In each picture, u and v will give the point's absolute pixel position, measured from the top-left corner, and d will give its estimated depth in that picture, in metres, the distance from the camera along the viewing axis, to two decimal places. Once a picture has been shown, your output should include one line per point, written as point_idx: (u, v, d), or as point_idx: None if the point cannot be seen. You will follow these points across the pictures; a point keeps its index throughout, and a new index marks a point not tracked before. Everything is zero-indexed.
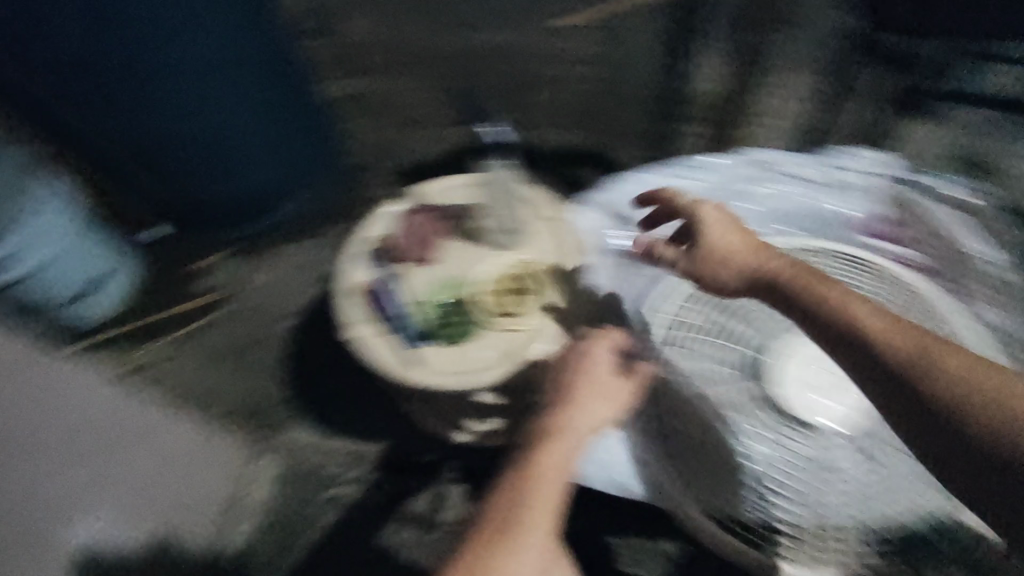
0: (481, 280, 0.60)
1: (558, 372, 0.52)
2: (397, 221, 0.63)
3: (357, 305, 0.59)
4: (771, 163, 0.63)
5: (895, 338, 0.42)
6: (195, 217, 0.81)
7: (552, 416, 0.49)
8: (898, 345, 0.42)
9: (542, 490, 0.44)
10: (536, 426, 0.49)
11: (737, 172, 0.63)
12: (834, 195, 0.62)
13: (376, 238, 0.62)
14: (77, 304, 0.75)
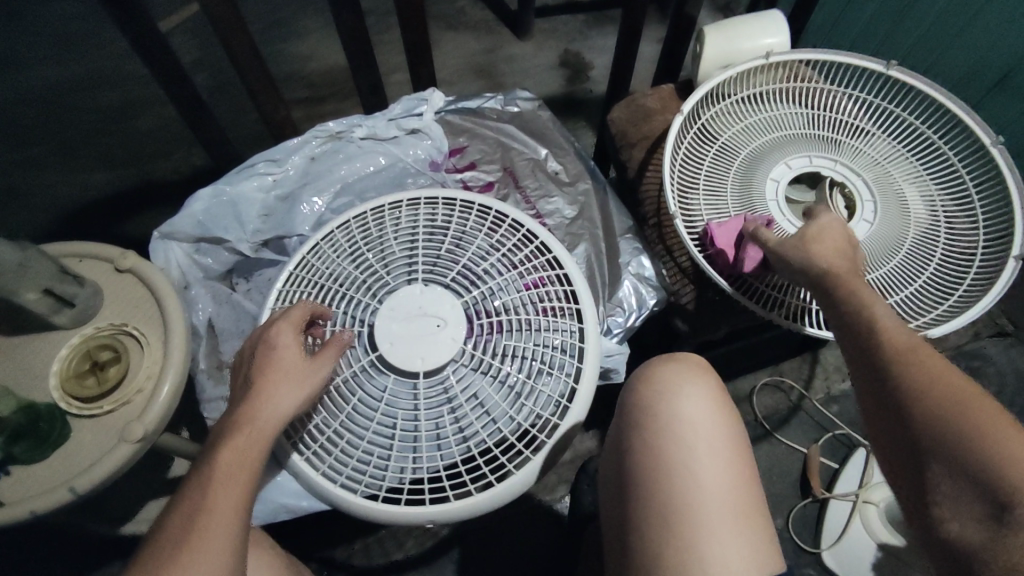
0: (418, 311, 0.68)
1: (644, 419, 0.60)
2: (399, 210, 0.75)
3: (324, 268, 0.72)
4: (791, 166, 0.79)
5: (928, 380, 0.55)
6: (226, 215, 0.78)
7: (676, 431, 0.58)
8: (929, 388, 0.55)
9: (677, 508, 0.55)
10: (648, 441, 0.59)
11: (763, 158, 0.79)
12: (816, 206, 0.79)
13: (376, 214, 0.76)
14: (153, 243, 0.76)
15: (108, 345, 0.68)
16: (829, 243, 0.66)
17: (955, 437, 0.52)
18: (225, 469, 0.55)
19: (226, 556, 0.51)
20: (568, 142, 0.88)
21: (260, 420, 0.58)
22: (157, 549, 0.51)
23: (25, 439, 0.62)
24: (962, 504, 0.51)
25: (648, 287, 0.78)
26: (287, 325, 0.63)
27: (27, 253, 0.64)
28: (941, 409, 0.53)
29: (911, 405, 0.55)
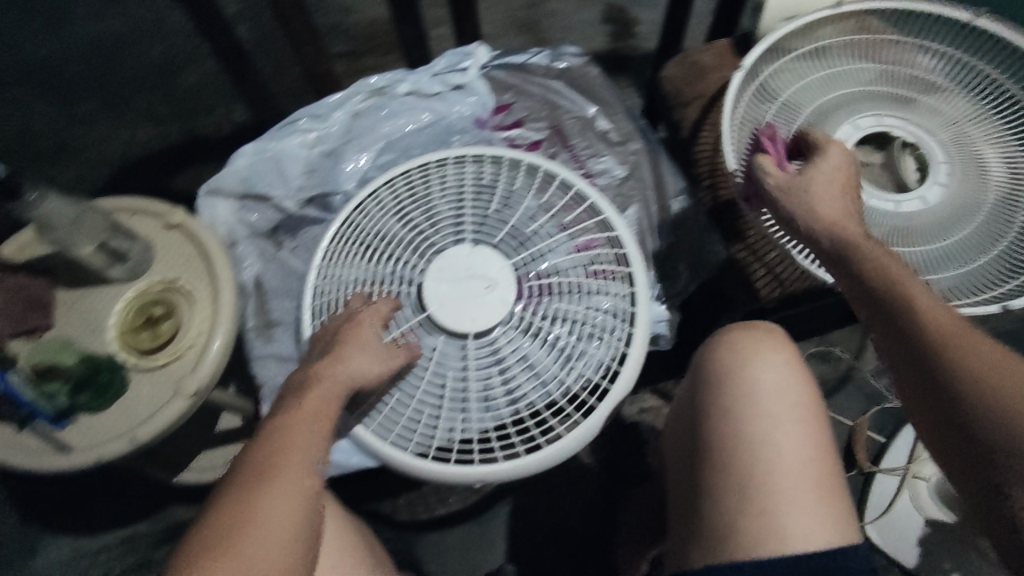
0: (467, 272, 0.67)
1: (724, 378, 0.59)
2: (446, 168, 0.73)
3: (371, 227, 0.71)
4: (857, 127, 0.74)
5: (994, 374, 0.52)
6: (270, 172, 0.77)
7: (759, 393, 0.57)
8: (996, 383, 0.51)
9: (764, 470, 0.54)
10: (732, 398, 0.57)
11: (827, 119, 0.74)
12: (885, 169, 0.74)
13: (423, 173, 0.73)
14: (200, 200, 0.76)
15: (161, 300, 0.69)
16: (829, 204, 0.64)
17: (991, 390, 0.51)
18: (301, 415, 0.56)
19: (303, 496, 0.52)
20: (618, 99, 0.84)
21: (330, 377, 0.59)
22: (236, 489, 0.51)
23: (88, 389, 0.64)
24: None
25: (698, 251, 0.78)
26: (363, 308, 0.64)
27: (82, 209, 0.65)
28: (1010, 407, 0.50)
29: (973, 405, 0.52)
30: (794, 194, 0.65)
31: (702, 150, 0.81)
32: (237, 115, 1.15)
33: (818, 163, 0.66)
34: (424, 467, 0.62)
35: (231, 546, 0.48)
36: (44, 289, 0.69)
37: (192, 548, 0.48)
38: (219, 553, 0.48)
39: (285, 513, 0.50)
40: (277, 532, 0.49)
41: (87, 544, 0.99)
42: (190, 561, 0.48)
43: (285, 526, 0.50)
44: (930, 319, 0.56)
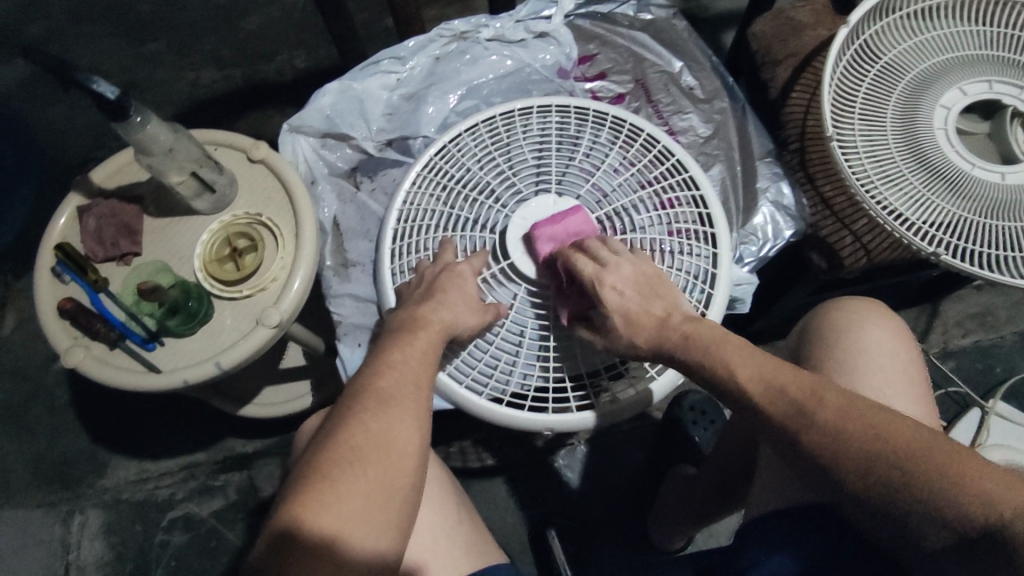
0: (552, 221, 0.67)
1: (827, 345, 0.64)
2: (531, 116, 0.72)
3: (454, 171, 0.71)
4: (968, 92, 0.70)
5: (854, 429, 0.47)
6: (353, 113, 0.77)
7: (863, 360, 0.61)
8: (858, 440, 0.46)
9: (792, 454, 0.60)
10: (831, 364, 0.62)
11: (939, 82, 0.71)
12: (995, 139, 0.70)
13: (507, 121, 0.72)
14: (285, 136, 0.76)
15: (246, 233, 0.70)
16: (649, 305, 0.59)
17: (906, 451, 0.45)
18: (409, 349, 0.56)
19: (419, 418, 0.52)
20: (706, 55, 0.81)
21: (434, 321, 0.59)
22: (359, 410, 0.51)
23: (179, 314, 0.66)
24: (938, 530, 0.45)
25: (786, 215, 0.76)
26: (456, 261, 0.64)
27: (179, 136, 0.65)
28: (876, 459, 0.46)
29: (850, 455, 0.47)
30: (631, 300, 0.59)
31: (791, 113, 0.77)
32: (299, 62, 1.14)
33: (608, 267, 0.60)
34: (499, 412, 0.63)
35: (354, 466, 0.48)
36: (134, 215, 0.71)
37: (312, 458, 0.48)
38: (343, 470, 0.47)
39: (405, 443, 0.50)
40: (396, 460, 0.49)
41: (151, 469, 1.02)
42: (313, 474, 0.47)
43: (405, 455, 0.50)
44: (727, 387, 0.52)
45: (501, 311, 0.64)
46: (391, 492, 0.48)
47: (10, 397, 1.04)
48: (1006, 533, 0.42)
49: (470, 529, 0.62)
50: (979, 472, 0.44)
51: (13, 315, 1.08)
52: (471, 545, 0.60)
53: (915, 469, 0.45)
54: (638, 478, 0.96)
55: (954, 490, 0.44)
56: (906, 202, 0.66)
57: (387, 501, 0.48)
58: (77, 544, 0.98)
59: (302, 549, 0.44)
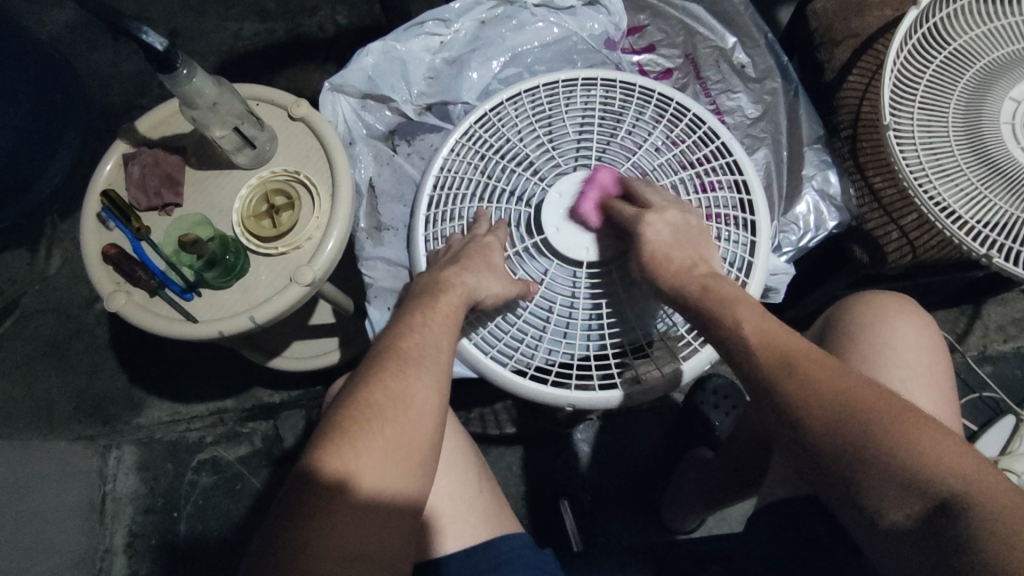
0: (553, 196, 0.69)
1: (852, 342, 0.62)
2: (576, 89, 0.71)
3: (494, 140, 0.70)
4: None
5: (843, 388, 0.48)
6: (395, 77, 0.77)
7: (889, 358, 0.60)
8: (828, 399, 0.47)
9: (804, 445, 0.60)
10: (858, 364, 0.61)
11: (1011, 74, 0.66)
12: None
13: (550, 91, 0.71)
14: (327, 94, 0.76)
15: (284, 190, 0.71)
16: (679, 251, 0.61)
17: (888, 424, 0.45)
18: (429, 315, 0.57)
19: (437, 383, 0.53)
20: (762, 31, 0.77)
21: (456, 288, 0.59)
22: (379, 369, 0.52)
23: (217, 267, 0.68)
24: (890, 498, 0.44)
25: (831, 206, 0.74)
26: (486, 233, 0.65)
27: (223, 90, 0.66)
28: (847, 420, 0.46)
29: (825, 424, 0.47)
30: (662, 245, 0.61)
31: (847, 97, 0.74)
32: (341, 17, 1.14)
33: (654, 211, 0.63)
34: (525, 385, 0.63)
35: (373, 422, 0.49)
36: (176, 166, 0.72)
37: (332, 417, 0.49)
38: (363, 426, 0.48)
39: (424, 403, 0.51)
40: (416, 419, 0.50)
41: (183, 412, 1.06)
42: (335, 428, 0.48)
43: (424, 415, 0.51)
44: (731, 339, 0.54)
45: (529, 289, 0.64)
46: (411, 450, 0.49)
47: (55, 332, 1.09)
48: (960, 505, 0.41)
49: (488, 499, 0.63)
50: (945, 451, 0.44)
51: (58, 255, 1.11)
52: (488, 512, 0.62)
53: (892, 442, 0.45)
54: (655, 457, 0.97)
55: (911, 466, 0.43)
56: (957, 199, 0.64)
57: (407, 457, 0.49)
58: (113, 477, 1.04)
59: (326, 494, 0.45)
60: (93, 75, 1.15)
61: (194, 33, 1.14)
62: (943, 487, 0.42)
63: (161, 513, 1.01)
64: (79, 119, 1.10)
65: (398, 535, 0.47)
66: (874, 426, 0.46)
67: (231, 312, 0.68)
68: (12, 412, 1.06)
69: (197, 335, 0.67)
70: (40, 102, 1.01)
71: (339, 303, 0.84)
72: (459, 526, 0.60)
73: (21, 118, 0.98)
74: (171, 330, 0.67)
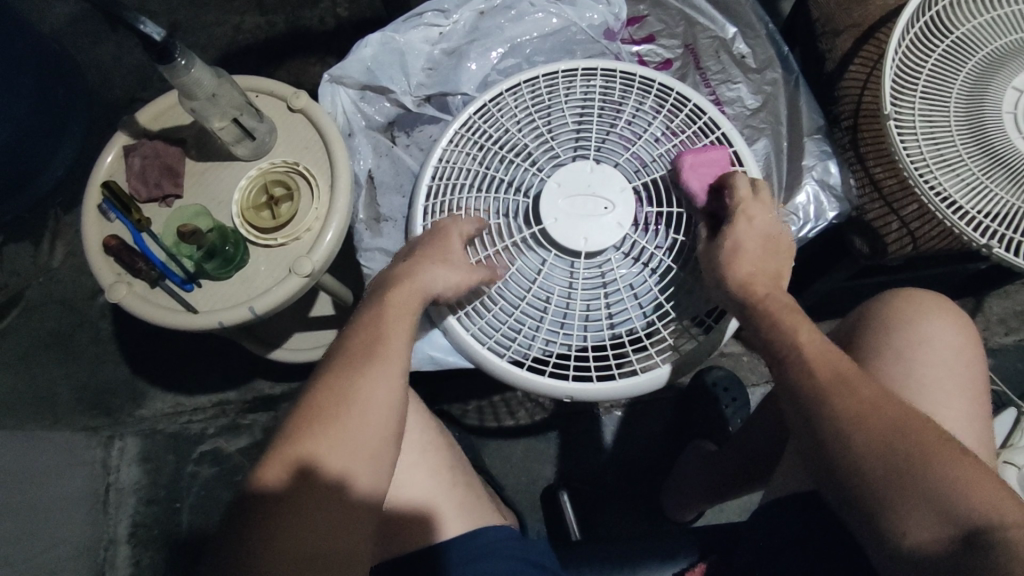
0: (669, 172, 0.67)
1: (900, 336, 0.61)
2: (576, 79, 0.71)
3: (494, 130, 0.70)
4: None
5: (890, 409, 0.50)
6: (395, 68, 0.77)
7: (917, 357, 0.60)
8: (881, 417, 0.50)
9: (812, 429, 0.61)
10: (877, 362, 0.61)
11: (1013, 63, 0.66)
12: None
13: (550, 82, 0.71)
14: (328, 86, 0.76)
15: (283, 181, 0.71)
16: (752, 261, 0.60)
17: (929, 447, 0.48)
18: (391, 310, 0.57)
19: (394, 380, 0.53)
20: (763, 21, 0.77)
21: (418, 281, 0.59)
22: (336, 368, 0.53)
23: (216, 258, 0.68)
24: (921, 524, 0.47)
25: (831, 196, 0.73)
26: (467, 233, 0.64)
27: (222, 82, 0.66)
28: (895, 445, 0.48)
29: (866, 437, 0.49)
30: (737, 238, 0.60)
31: (847, 87, 0.74)
32: (342, 10, 1.14)
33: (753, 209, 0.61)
34: (522, 375, 0.64)
35: (326, 423, 0.50)
36: (176, 157, 0.72)
37: (291, 416, 0.51)
38: (315, 428, 0.49)
39: (379, 398, 0.52)
40: (370, 419, 0.51)
41: (185, 403, 1.07)
42: (290, 429, 0.50)
43: (378, 411, 0.51)
44: (778, 349, 0.55)
45: (498, 277, 0.64)
46: (364, 445, 0.50)
47: (59, 324, 1.10)
48: (989, 536, 0.44)
49: (464, 494, 0.63)
50: (987, 483, 0.46)
51: (61, 247, 1.12)
52: (470, 509, 0.63)
53: (929, 468, 0.47)
54: (656, 450, 0.97)
55: (954, 492, 0.46)
56: (959, 191, 0.63)
57: (360, 457, 0.50)
58: (116, 467, 1.04)
59: (286, 490, 0.47)
60: (95, 67, 1.15)
61: (196, 26, 1.14)
62: (980, 516, 0.45)
63: (163, 504, 1.02)
64: (80, 112, 1.10)
65: (347, 534, 0.48)
66: (912, 448, 0.48)
67: (229, 304, 0.68)
68: (16, 403, 1.07)
69: (195, 325, 0.67)
70: (44, 95, 1.02)
71: (339, 294, 0.85)
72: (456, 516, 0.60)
73: (23, 110, 0.98)
74: (171, 321, 0.67)
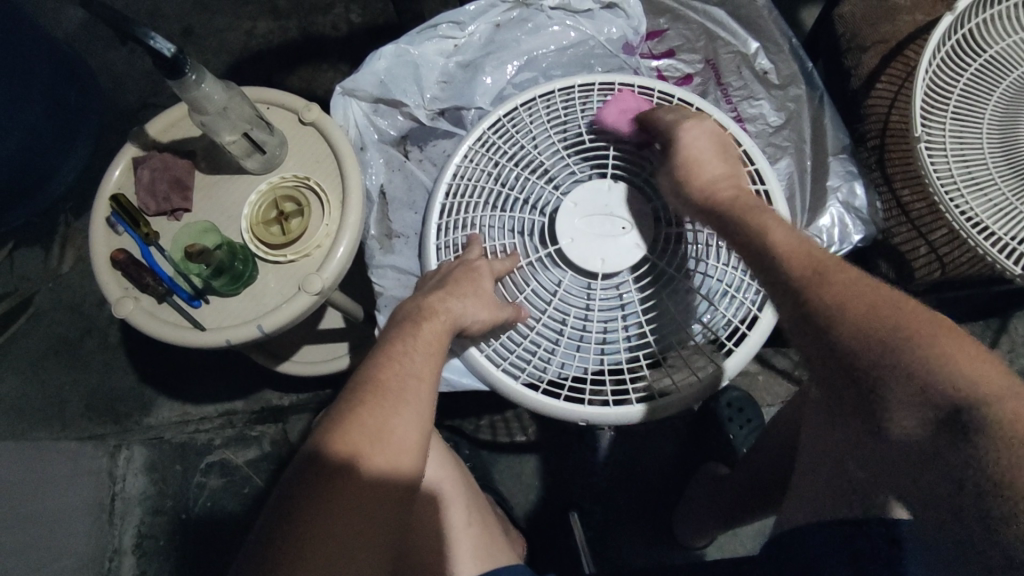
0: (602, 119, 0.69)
1: None
2: (593, 94, 0.69)
3: (510, 146, 0.68)
4: None
5: (879, 308, 0.46)
6: (409, 80, 0.75)
7: None
8: (863, 316, 0.45)
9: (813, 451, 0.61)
10: None
11: None
12: None
13: (566, 97, 0.69)
14: (340, 97, 0.74)
15: (293, 196, 0.70)
16: (712, 164, 0.60)
17: (898, 329, 0.44)
18: (414, 344, 0.54)
19: (420, 418, 0.50)
20: (786, 35, 0.74)
21: (440, 315, 0.57)
22: (356, 405, 0.49)
23: (225, 274, 0.66)
24: (908, 414, 0.43)
25: (857, 219, 0.71)
26: (477, 258, 0.63)
27: (232, 94, 0.65)
28: (876, 329, 0.45)
29: (843, 330, 0.46)
30: (687, 146, 0.61)
31: (874, 105, 0.71)
32: (355, 17, 1.12)
33: (694, 120, 0.62)
34: (537, 401, 0.62)
35: (344, 473, 0.45)
36: (185, 170, 0.71)
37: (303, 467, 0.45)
38: (332, 481, 0.44)
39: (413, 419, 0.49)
40: (394, 463, 0.47)
41: (191, 413, 1.07)
42: (303, 484, 0.44)
43: (411, 425, 0.49)
44: (764, 253, 0.51)
45: (518, 314, 0.62)
46: (399, 457, 0.47)
47: (67, 330, 1.09)
48: (973, 415, 0.40)
49: (478, 534, 0.62)
50: (973, 363, 0.42)
51: (71, 252, 1.12)
52: (481, 547, 0.61)
53: (893, 349, 0.44)
54: (669, 471, 0.95)
55: (927, 367, 0.42)
56: (991, 216, 0.61)
57: (379, 512, 0.45)
58: (122, 477, 1.01)
59: (325, 483, 0.44)
60: (108, 72, 1.14)
61: (209, 31, 1.13)
62: (955, 393, 0.41)
63: (170, 514, 0.99)
64: (92, 117, 1.10)
65: None
66: (894, 337, 0.44)
67: (237, 322, 0.67)
68: (24, 409, 1.06)
69: (203, 343, 0.66)
70: (55, 100, 1.01)
71: (349, 308, 0.83)
72: None
73: (34, 115, 0.97)
74: (178, 338, 0.66)
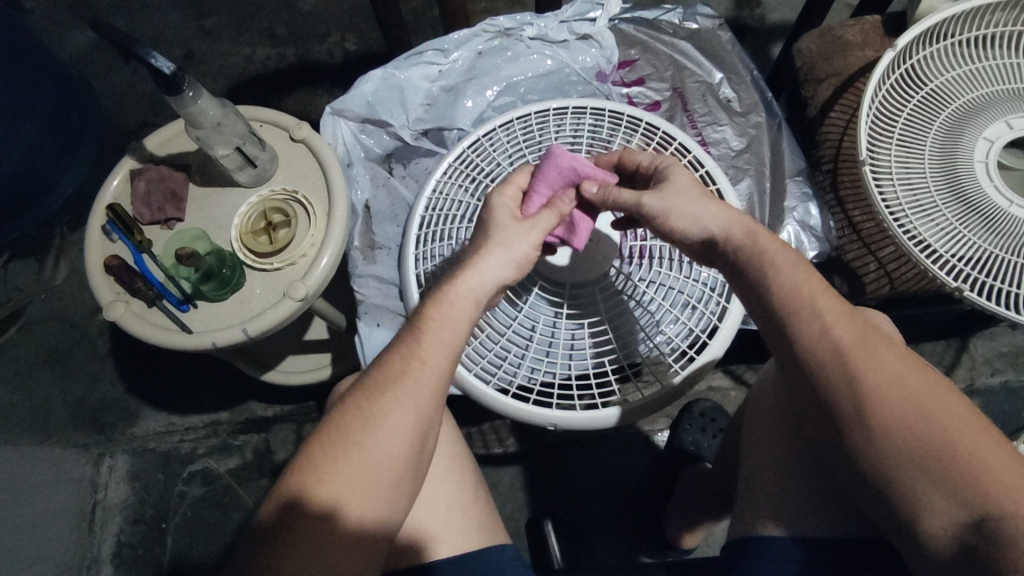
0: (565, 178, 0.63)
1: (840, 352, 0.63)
2: (567, 117, 0.74)
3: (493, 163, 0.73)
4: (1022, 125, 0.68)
5: (910, 390, 0.46)
6: (394, 102, 0.80)
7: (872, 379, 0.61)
8: (897, 395, 0.46)
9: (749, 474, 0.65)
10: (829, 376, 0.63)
11: (988, 113, 0.69)
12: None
13: (539, 117, 0.74)
14: (328, 118, 0.79)
15: (282, 208, 0.73)
16: None
17: (930, 421, 0.44)
18: (409, 349, 0.50)
19: (415, 429, 0.48)
20: (748, 68, 0.81)
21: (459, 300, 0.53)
22: (338, 430, 0.47)
23: (214, 280, 0.70)
24: (939, 504, 0.43)
25: (812, 236, 0.76)
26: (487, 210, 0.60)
27: (227, 112, 0.69)
28: (919, 419, 0.45)
29: (876, 410, 0.46)
30: None
31: (828, 132, 0.76)
32: (350, 44, 1.18)
33: None
34: (507, 404, 0.64)
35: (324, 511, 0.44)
36: (180, 183, 0.74)
37: (282, 504, 0.44)
38: (310, 519, 0.44)
39: (405, 429, 0.48)
40: (383, 476, 0.46)
41: (177, 423, 1.08)
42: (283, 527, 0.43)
43: (400, 440, 0.47)
44: (829, 323, 0.48)
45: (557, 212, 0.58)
46: (386, 474, 0.46)
47: (57, 342, 1.11)
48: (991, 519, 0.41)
49: (482, 510, 0.61)
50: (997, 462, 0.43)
51: (65, 264, 1.15)
52: (483, 525, 0.60)
53: (921, 442, 0.44)
54: (646, 483, 0.97)
55: (964, 466, 0.43)
56: (934, 235, 0.65)
57: (367, 532, 0.45)
58: (105, 485, 1.04)
59: (306, 526, 0.43)
60: (110, 92, 1.19)
61: (209, 55, 1.18)
62: (979, 496, 0.42)
63: (150, 524, 1.02)
64: (93, 135, 1.14)
65: None
66: (927, 425, 0.44)
67: (223, 327, 0.70)
68: (10, 418, 1.07)
69: (191, 348, 0.69)
70: (60, 118, 1.05)
71: (334, 318, 0.87)
72: (454, 538, 0.57)
73: (38, 131, 1.01)
74: (166, 340, 0.69)
